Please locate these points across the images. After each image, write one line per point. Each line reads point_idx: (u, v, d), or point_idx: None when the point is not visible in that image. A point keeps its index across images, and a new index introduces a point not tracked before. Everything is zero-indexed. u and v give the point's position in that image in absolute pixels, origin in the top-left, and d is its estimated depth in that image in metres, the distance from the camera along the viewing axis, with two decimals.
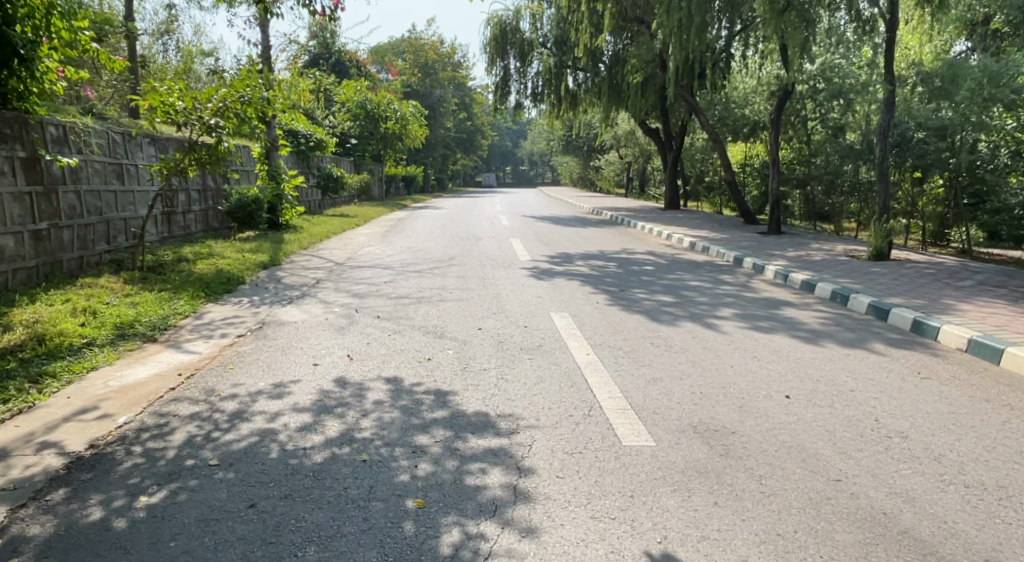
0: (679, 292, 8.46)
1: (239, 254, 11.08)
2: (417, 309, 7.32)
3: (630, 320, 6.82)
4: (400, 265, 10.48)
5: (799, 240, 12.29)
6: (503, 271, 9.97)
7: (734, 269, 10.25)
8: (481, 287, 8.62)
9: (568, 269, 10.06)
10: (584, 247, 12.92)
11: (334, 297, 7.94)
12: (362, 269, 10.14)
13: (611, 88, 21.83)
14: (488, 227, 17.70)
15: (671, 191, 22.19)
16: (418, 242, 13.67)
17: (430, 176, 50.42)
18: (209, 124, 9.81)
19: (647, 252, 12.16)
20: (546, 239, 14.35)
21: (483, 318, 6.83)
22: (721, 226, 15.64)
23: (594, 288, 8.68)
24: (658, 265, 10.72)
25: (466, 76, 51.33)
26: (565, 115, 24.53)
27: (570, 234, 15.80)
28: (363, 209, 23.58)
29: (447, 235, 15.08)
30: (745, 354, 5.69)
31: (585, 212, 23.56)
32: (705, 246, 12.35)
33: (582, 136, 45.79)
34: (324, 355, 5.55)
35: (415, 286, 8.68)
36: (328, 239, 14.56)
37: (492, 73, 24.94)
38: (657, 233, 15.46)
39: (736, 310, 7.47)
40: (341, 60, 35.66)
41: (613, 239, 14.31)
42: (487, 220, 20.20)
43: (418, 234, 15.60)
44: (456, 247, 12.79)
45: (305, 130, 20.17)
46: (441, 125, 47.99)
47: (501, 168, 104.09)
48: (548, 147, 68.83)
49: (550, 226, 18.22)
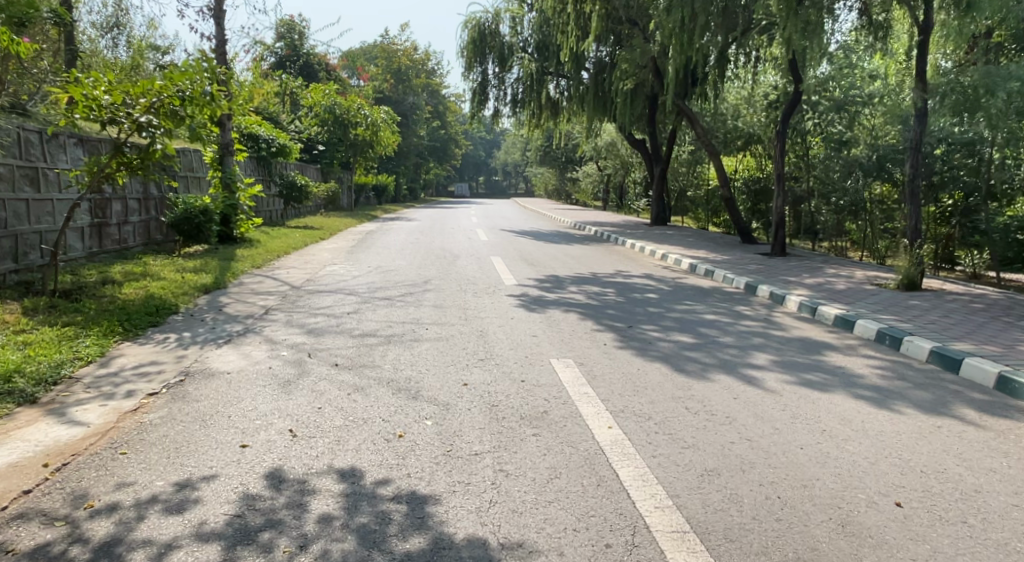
0: (696, 329, 7.20)
1: (177, 274, 9.58)
2: (384, 353, 5.92)
3: (650, 373, 5.51)
4: (366, 290, 9.06)
5: (810, 265, 11.17)
6: (487, 299, 8.62)
7: (749, 299, 9.04)
8: (462, 321, 7.26)
9: (562, 298, 8.75)
10: (575, 268, 11.64)
11: (283, 335, 6.50)
12: (322, 295, 8.70)
13: (597, 96, 20.77)
14: (466, 243, 16.37)
15: (658, 206, 21.16)
16: (388, 261, 12.29)
17: (402, 185, 48.91)
18: (139, 122, 8.21)
19: (645, 276, 10.93)
20: (530, 259, 13.07)
21: (467, 369, 5.45)
22: (717, 246, 14.52)
23: (596, 323, 7.37)
24: (661, 293, 9.46)
25: (441, 83, 50.06)
26: (546, 124, 23.40)
27: (555, 253, 14.56)
28: (330, 220, 22.09)
29: (421, 253, 13.73)
30: (809, 427, 4.39)
31: (566, 226, 22.38)
32: (709, 270, 11.15)
33: (560, 146, 44.76)
34: (259, 429, 4.11)
35: (383, 319, 7.27)
36: (287, 255, 13.14)
37: (469, 79, 23.64)
38: (649, 252, 14.26)
39: (771, 355, 6.22)
40: (309, 62, 34.11)
41: (604, 259, 13.08)
42: (464, 235, 18.89)
43: (389, 250, 14.21)
44: (431, 268, 11.44)
45: (266, 134, 18.69)
46: (414, 133, 46.55)
47: (475, 179, 102.97)
48: (523, 158, 67.83)
49: (530, 243, 16.97)
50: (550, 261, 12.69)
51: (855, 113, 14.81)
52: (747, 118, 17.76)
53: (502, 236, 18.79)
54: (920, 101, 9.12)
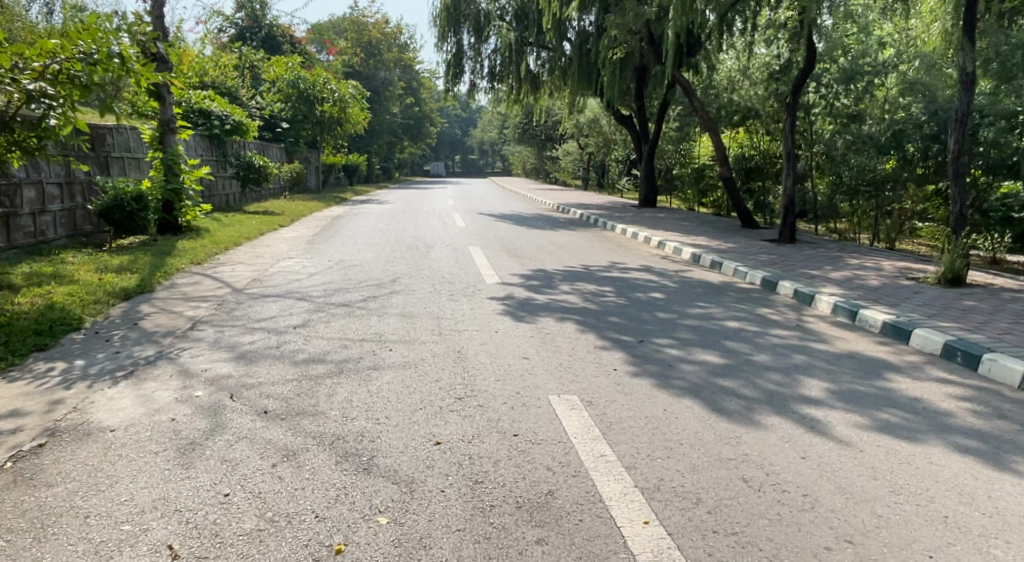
0: (721, 344, 5.89)
1: (95, 274, 8.07)
2: (331, 391, 4.53)
3: (682, 416, 4.19)
4: (322, 293, 7.64)
5: (828, 256, 9.93)
6: (466, 303, 7.25)
7: (771, 300, 7.75)
8: (436, 337, 5.89)
9: (554, 302, 7.40)
10: (564, 260, 10.29)
11: (205, 364, 5.08)
12: (267, 300, 7.27)
13: (582, 68, 19.38)
14: (440, 229, 14.95)
15: (647, 187, 19.81)
16: (353, 253, 10.90)
17: (374, 165, 47.18)
18: (29, 92, 6.50)
19: (644, 271, 9.63)
20: (513, 249, 11.73)
21: (441, 418, 4.10)
22: (716, 232, 13.28)
23: (599, 337, 6.04)
24: (668, 292, 8.14)
25: (414, 58, 48.12)
26: (526, 100, 21.96)
27: (540, 241, 13.25)
28: (293, 204, 20.51)
29: (391, 243, 12.33)
30: (924, 511, 3.11)
31: (547, 209, 21.04)
32: (716, 262, 9.86)
33: (540, 123, 43.23)
34: (122, 546, 2.72)
35: (338, 336, 5.87)
36: (237, 247, 11.63)
37: (443, 50, 21.99)
38: (643, 240, 12.96)
39: (826, 382, 4.92)
40: (272, 34, 32.25)
41: (595, 249, 11.75)
42: (439, 219, 17.48)
43: (354, 240, 12.75)
44: (401, 262, 10.04)
45: (219, 110, 17.18)
46: (386, 111, 44.80)
47: (450, 158, 101.03)
48: (501, 136, 66.12)
49: (511, 229, 15.63)
50: (535, 251, 11.38)
51: (867, 85, 13.55)
52: (744, 91, 16.45)
53: (480, 220, 17.42)
54: (964, 67, 7.90)
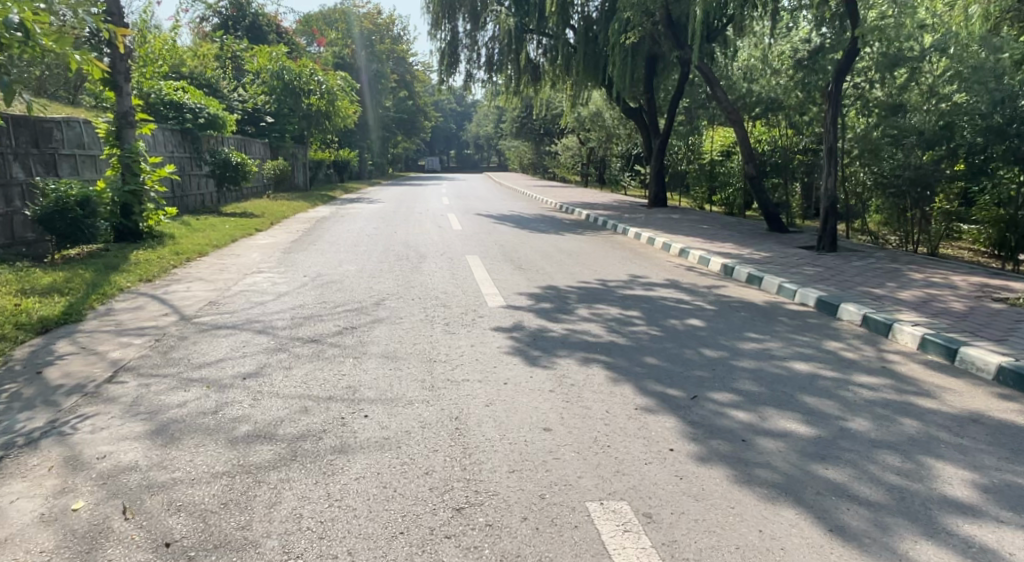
0: (798, 401, 4.52)
1: (12, 298, 6.66)
2: (274, 498, 3.15)
3: (793, 547, 2.80)
4: (289, 323, 6.25)
5: (882, 269, 8.59)
6: (465, 338, 5.87)
7: (835, 329, 6.38)
8: (427, 394, 4.51)
9: (574, 336, 6.01)
10: (577, 274, 8.91)
11: (105, 445, 3.67)
12: (218, 335, 5.86)
13: (588, 56, 17.97)
14: (435, 233, 13.56)
15: (657, 185, 18.34)
16: (333, 266, 9.52)
17: (367, 161, 45.86)
18: None
19: (672, 289, 8.26)
20: (517, 259, 10.38)
21: (433, 556, 2.72)
22: (741, 237, 11.93)
23: (638, 391, 4.65)
24: (708, 318, 6.76)
25: (407, 50, 46.71)
26: (525, 92, 20.66)
27: (546, 248, 11.90)
28: (276, 203, 19.12)
29: (379, 251, 10.98)
30: None
31: (548, 209, 19.72)
32: (755, 277, 8.50)
33: (538, 117, 41.91)
34: None
35: (298, 394, 4.48)
36: (201, 257, 10.22)
37: (437, 38, 20.57)
38: (661, 246, 11.62)
39: (968, 469, 3.55)
40: (257, 23, 30.89)
41: (609, 258, 10.39)
42: (433, 221, 16.15)
43: (337, 248, 11.36)
44: (389, 278, 8.68)
45: (193, 102, 16.26)
46: (378, 105, 43.54)
47: (445, 153, 99.87)
48: (497, 130, 64.72)
49: (512, 232, 14.28)
50: (542, 262, 10.03)
51: (909, 72, 12.30)
52: (764, 82, 15.16)
53: (478, 222, 16.09)
54: None
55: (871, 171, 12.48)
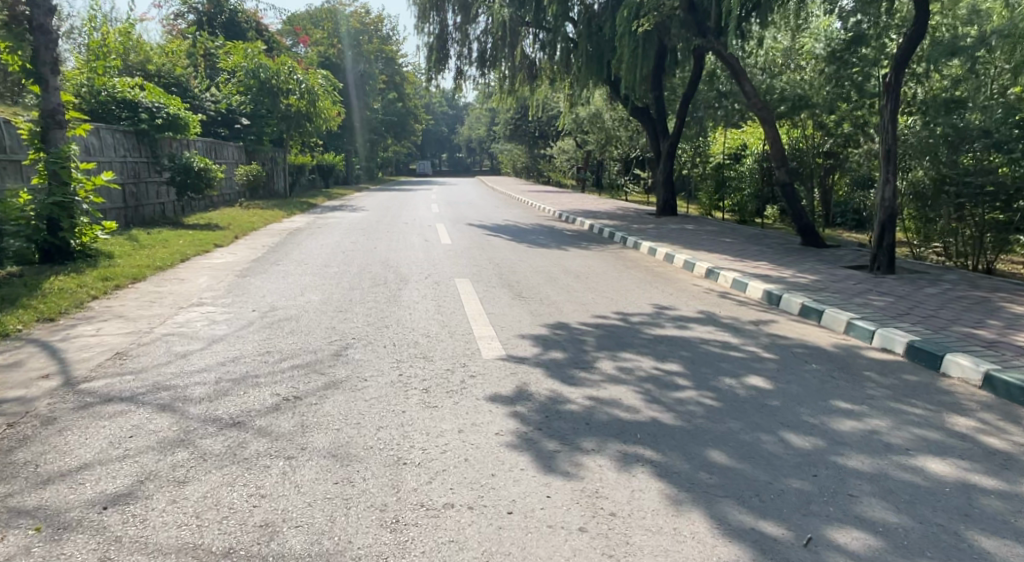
0: (975, 548, 2.84)
1: None
2: None
3: None
4: (207, 397, 4.55)
5: (970, 298, 6.92)
6: (447, 420, 4.17)
7: (951, 393, 4.70)
8: (385, 545, 2.82)
9: (600, 412, 4.30)
10: (590, 308, 7.27)
11: None
12: (100, 419, 4.16)
13: (590, 48, 16.22)
14: (420, 249, 11.90)
15: (667, 192, 16.77)
16: (293, 296, 7.85)
17: (355, 165, 44.30)
18: None
19: (711, 328, 6.57)
20: (515, 283, 8.70)
21: None
22: (774, 252, 10.32)
23: (716, 530, 2.97)
24: (773, 376, 5.08)
25: (396, 50, 45.15)
26: (520, 91, 19.15)
27: (548, 267, 10.25)
28: (247, 213, 17.44)
29: (352, 274, 9.31)
30: None
31: (546, 218, 18.14)
32: (811, 309, 6.84)
33: (534, 119, 40.33)
34: None
35: (177, 548, 2.79)
36: (134, 284, 8.52)
37: (424, 32, 18.92)
38: (683, 265, 9.98)
39: None
40: (235, 20, 29.30)
41: (625, 283, 8.75)
42: (421, 233, 14.53)
43: (304, 270, 9.68)
44: (360, 313, 7.01)
45: (150, 101, 14.99)
46: (366, 107, 41.96)
47: (437, 156, 98.40)
48: (490, 133, 63.16)
49: (508, 247, 12.60)
50: (546, 289, 8.34)
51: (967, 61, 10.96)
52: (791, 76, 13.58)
53: (470, 234, 14.42)
54: None
55: (914, 174, 10.71)
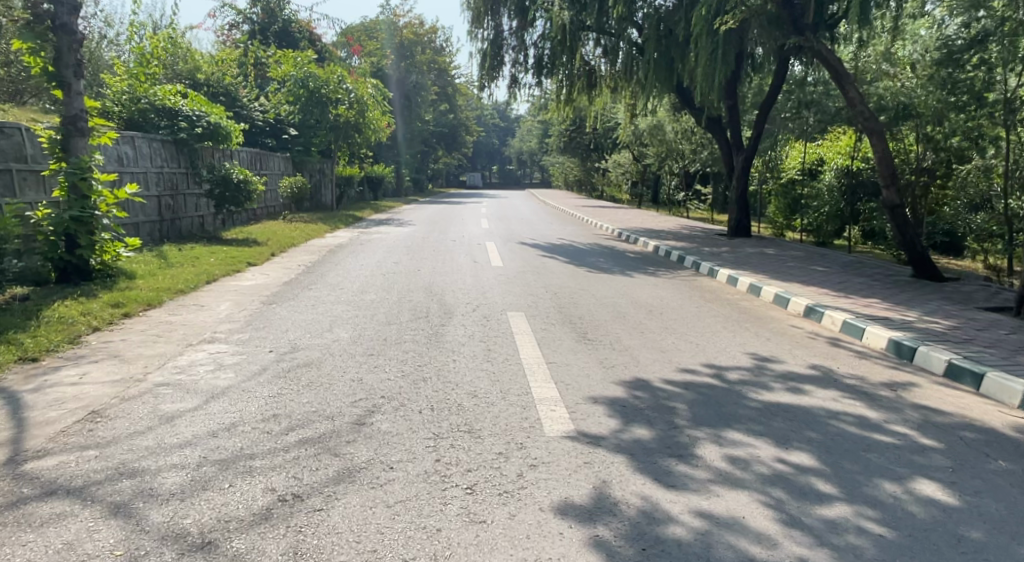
0: None
1: None
2: None
3: None
4: (178, 492, 3.40)
5: None
6: (499, 551, 2.91)
7: None
8: None
9: (719, 544, 2.98)
10: (674, 360, 5.92)
11: None
12: (24, 529, 3.04)
13: (658, 52, 14.82)
14: (469, 273, 10.75)
15: (740, 210, 15.28)
16: (319, 332, 6.73)
17: (405, 177, 43.70)
18: None
19: (834, 393, 5.16)
20: (578, 321, 7.41)
21: None
22: (882, 285, 8.78)
23: None
24: (950, 479, 3.66)
25: (449, 62, 44.44)
26: (579, 101, 18.27)
27: (614, 298, 8.92)
28: (290, 228, 16.65)
29: (390, 304, 8.17)
30: None
31: (605, 237, 16.82)
32: (963, 369, 5.35)
33: (589, 131, 38.96)
34: None
35: None
36: (146, 311, 7.55)
37: (478, 38, 17.89)
38: (775, 299, 8.54)
39: None
40: (288, 29, 28.93)
41: (709, 325, 7.38)
42: (470, 252, 13.41)
43: (339, 297, 8.61)
44: (394, 359, 5.83)
45: (191, 109, 14.34)
46: (418, 118, 41.34)
47: (488, 168, 97.85)
48: (541, 144, 61.99)
49: (565, 271, 11.33)
50: (616, 330, 7.04)
51: None
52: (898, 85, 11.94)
53: (523, 255, 13.20)
54: None
55: None
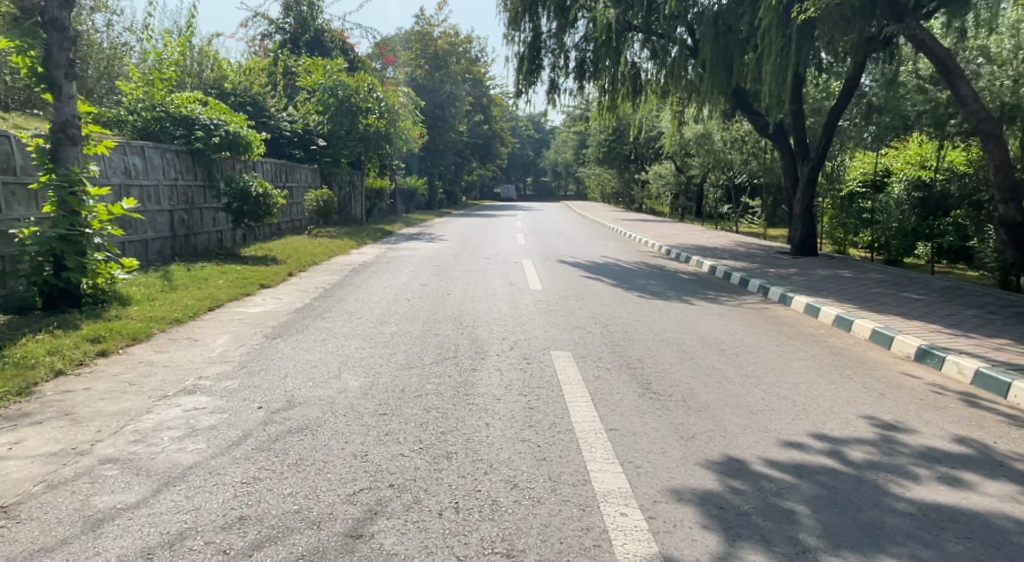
0: None
1: None
2: None
3: None
4: None
5: None
6: None
7: None
8: None
9: None
10: (775, 430, 4.56)
11: None
12: None
13: (715, 51, 13.40)
14: (505, 298, 9.52)
15: (805, 227, 13.83)
16: (324, 381, 5.52)
17: (438, 189, 42.75)
18: None
19: (1008, 486, 3.76)
20: (637, 366, 6.08)
21: None
22: (1005, 321, 7.28)
23: None
24: None
25: (484, 72, 43.53)
26: (622, 107, 17.18)
27: (676, 333, 7.56)
28: (313, 244, 15.66)
29: (412, 341, 6.94)
30: None
31: (652, 255, 15.45)
32: None
33: (629, 141, 37.54)
34: None
35: None
36: (129, 348, 6.43)
37: (514, 41, 16.76)
38: (874, 338, 7.13)
39: None
40: (320, 38, 28.22)
41: (802, 374, 6.01)
42: (505, 272, 12.20)
43: (354, 330, 7.43)
44: (410, 423, 4.57)
45: (208, 117, 13.41)
46: (452, 128, 40.41)
47: (523, 179, 96.86)
48: (577, 155, 60.66)
49: (613, 296, 10.01)
50: (686, 379, 5.69)
51: None
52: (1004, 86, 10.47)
53: (564, 276, 11.91)
54: None
55: None
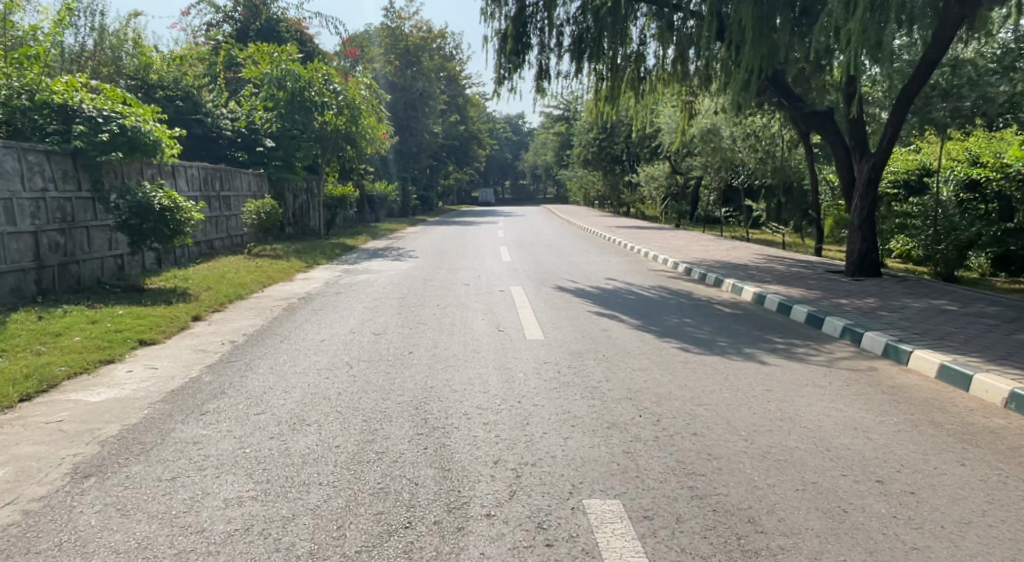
0: None
1: None
2: None
3: None
4: None
5: None
6: None
7: None
8: None
9: None
10: None
11: None
12: None
13: (756, 17, 10.50)
14: (492, 359, 6.50)
15: (867, 238, 10.97)
16: None
17: (411, 195, 39.53)
18: None
19: None
20: (761, 554, 3.11)
21: None
22: None
23: None
24: None
25: (459, 69, 40.51)
26: (624, 96, 14.29)
27: (777, 436, 4.61)
28: (247, 267, 12.54)
29: (333, 478, 3.90)
30: None
31: (670, 275, 12.53)
32: None
33: (621, 139, 34.70)
34: None
35: None
36: None
37: (495, 16, 13.77)
38: None
39: None
40: (273, 27, 25.00)
41: None
42: (489, 308, 9.16)
43: (238, 449, 4.34)
44: None
45: (95, 108, 10.24)
46: (425, 129, 37.22)
47: (501, 183, 93.80)
48: (559, 158, 57.80)
49: (646, 350, 7.03)
50: None
51: None
52: None
53: (570, 313, 8.93)
54: None
55: None
